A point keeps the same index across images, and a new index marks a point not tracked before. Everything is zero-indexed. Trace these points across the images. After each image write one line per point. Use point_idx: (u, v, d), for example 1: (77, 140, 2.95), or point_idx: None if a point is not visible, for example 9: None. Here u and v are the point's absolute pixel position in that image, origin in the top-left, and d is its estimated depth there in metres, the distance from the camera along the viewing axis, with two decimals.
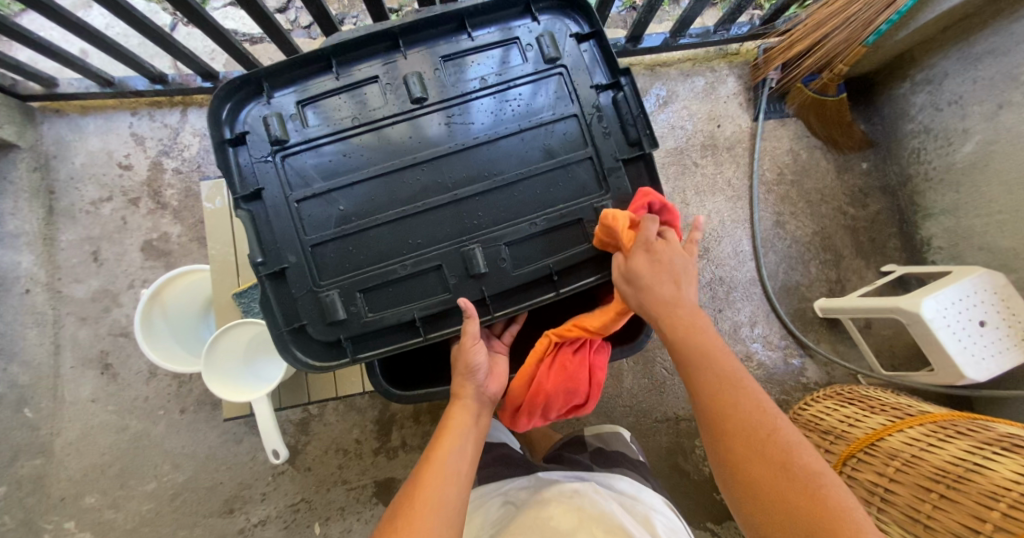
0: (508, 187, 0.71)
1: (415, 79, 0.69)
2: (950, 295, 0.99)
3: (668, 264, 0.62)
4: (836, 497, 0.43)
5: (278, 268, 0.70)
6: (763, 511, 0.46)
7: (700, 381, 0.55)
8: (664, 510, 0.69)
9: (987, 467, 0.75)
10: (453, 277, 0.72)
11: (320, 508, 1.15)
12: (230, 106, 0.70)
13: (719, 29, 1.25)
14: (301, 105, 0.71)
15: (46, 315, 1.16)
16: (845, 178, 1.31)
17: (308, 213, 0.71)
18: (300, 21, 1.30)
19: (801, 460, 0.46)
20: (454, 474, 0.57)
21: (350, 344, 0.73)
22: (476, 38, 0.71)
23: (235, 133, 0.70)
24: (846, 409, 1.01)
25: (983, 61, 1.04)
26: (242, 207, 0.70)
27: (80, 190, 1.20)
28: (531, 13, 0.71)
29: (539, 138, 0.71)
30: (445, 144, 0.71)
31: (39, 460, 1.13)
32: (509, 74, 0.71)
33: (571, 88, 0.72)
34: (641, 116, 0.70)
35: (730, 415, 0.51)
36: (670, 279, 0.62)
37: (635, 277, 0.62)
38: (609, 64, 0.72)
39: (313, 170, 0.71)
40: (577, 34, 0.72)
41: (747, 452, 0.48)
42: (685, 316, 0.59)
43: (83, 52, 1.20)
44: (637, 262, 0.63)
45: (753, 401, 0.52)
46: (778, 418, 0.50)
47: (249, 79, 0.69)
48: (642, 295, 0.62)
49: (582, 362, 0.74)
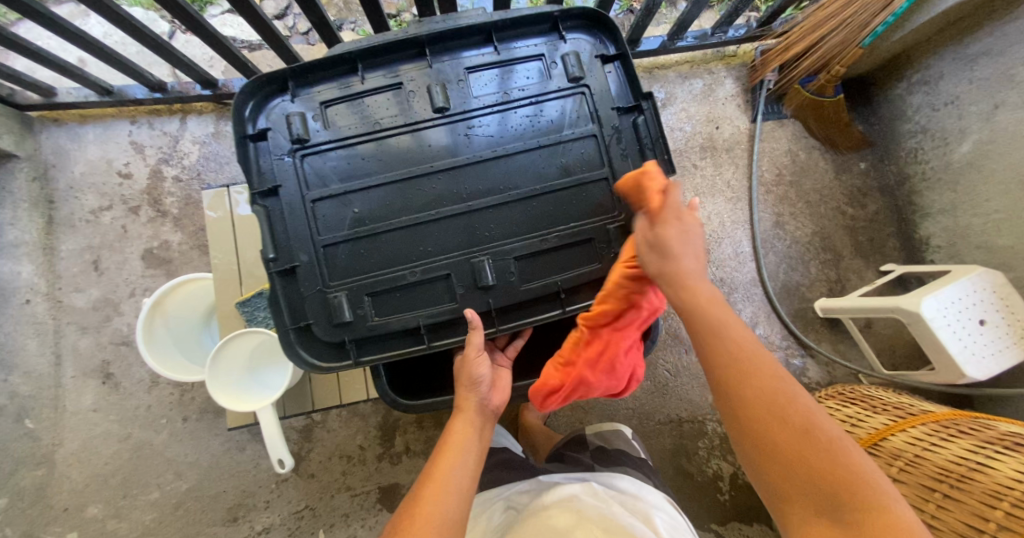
0: (521, 202, 0.71)
1: (439, 89, 0.70)
2: (950, 294, 0.99)
3: (696, 237, 0.55)
4: (856, 460, 0.44)
5: (288, 266, 0.70)
6: (784, 474, 0.46)
7: (720, 354, 0.50)
8: (666, 507, 0.68)
9: (990, 465, 0.75)
10: (461, 287, 0.72)
11: (324, 514, 1.15)
12: (254, 102, 0.71)
13: (716, 32, 1.26)
14: (323, 106, 0.71)
15: (45, 325, 1.16)
16: (844, 179, 1.32)
17: (322, 214, 0.71)
18: (299, 27, 1.30)
19: (820, 425, 0.46)
20: (457, 489, 0.57)
21: (354, 346, 0.73)
22: (500, 52, 0.71)
23: (257, 129, 0.70)
24: (847, 408, 1.02)
25: (978, 62, 1.05)
26: (258, 201, 0.70)
27: (80, 199, 1.19)
28: (558, 31, 0.72)
29: (557, 155, 0.72)
30: (462, 154, 0.71)
31: (40, 471, 1.12)
32: (528, 90, 0.72)
33: (591, 108, 0.72)
34: (660, 141, 0.70)
35: (749, 387, 0.48)
36: (692, 252, 0.55)
37: (661, 246, 0.55)
38: (631, 85, 0.73)
39: (331, 171, 0.71)
40: (603, 55, 0.72)
41: (769, 422, 0.47)
42: (705, 287, 0.53)
43: (82, 61, 1.20)
44: (665, 231, 0.55)
45: (768, 366, 0.49)
46: (795, 385, 0.49)
47: (275, 77, 0.69)
48: (665, 267, 0.54)
49: (630, 361, 0.71)
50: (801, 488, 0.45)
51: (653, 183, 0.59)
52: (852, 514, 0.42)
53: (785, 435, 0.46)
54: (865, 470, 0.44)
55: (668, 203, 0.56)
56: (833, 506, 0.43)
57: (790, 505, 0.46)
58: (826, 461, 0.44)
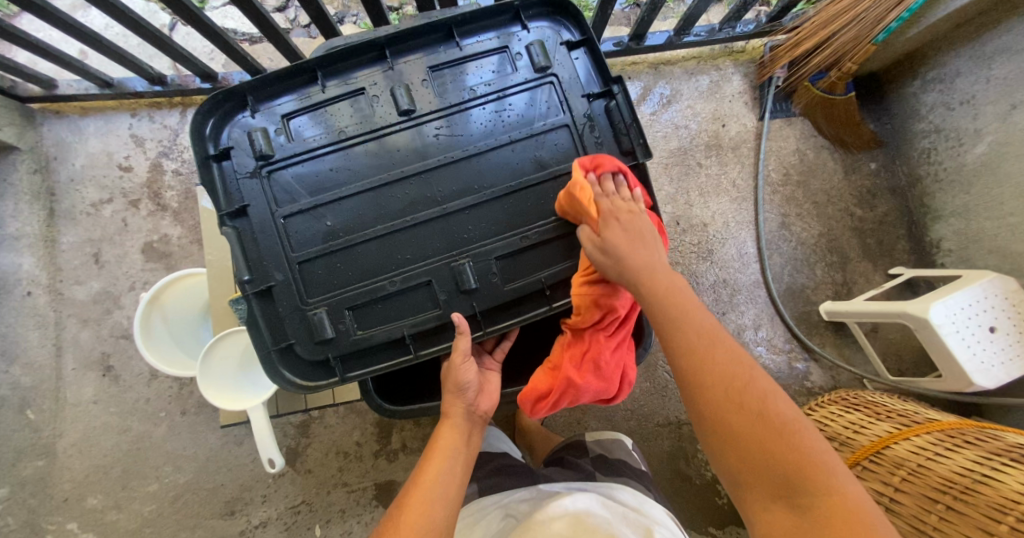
0: (498, 200, 0.70)
1: (403, 91, 0.68)
2: (960, 300, 0.96)
3: (639, 232, 0.60)
4: (808, 441, 0.43)
5: (265, 286, 0.69)
6: (743, 463, 0.44)
7: (676, 341, 0.51)
8: (669, 524, 0.67)
9: (995, 478, 0.73)
10: (443, 292, 0.71)
11: (321, 510, 1.15)
12: (213, 121, 0.69)
13: (725, 27, 1.22)
14: (286, 119, 0.70)
15: (47, 317, 1.17)
16: (853, 179, 1.29)
17: (294, 230, 0.70)
18: (300, 20, 1.28)
19: (775, 408, 0.45)
20: (442, 499, 0.56)
21: (339, 363, 0.72)
22: (464, 48, 0.70)
23: (219, 148, 0.69)
24: (850, 415, 1.00)
25: (996, 60, 1.02)
26: (228, 223, 0.69)
27: (80, 192, 1.20)
28: (521, 21, 0.70)
29: (529, 149, 0.70)
30: (433, 158, 0.70)
31: (41, 461, 1.14)
32: (497, 84, 0.70)
33: (562, 97, 0.71)
34: (633, 125, 0.68)
35: (706, 373, 0.48)
36: (642, 244, 0.59)
37: (612, 249, 0.59)
38: (600, 71, 0.71)
39: (298, 184, 0.70)
40: (568, 41, 0.70)
41: (727, 406, 0.46)
42: (662, 279, 0.56)
43: (82, 53, 1.20)
44: (613, 234, 0.60)
45: (728, 352, 0.49)
46: (751, 368, 0.48)
47: (231, 94, 0.68)
48: (623, 267, 0.57)
49: (617, 361, 0.69)
50: (758, 474, 0.43)
51: (582, 192, 0.61)
52: (804, 496, 0.41)
53: (741, 420, 0.45)
54: (816, 454, 0.42)
55: (605, 209, 0.61)
56: (786, 490, 0.42)
57: (748, 491, 0.45)
58: (779, 443, 0.43)
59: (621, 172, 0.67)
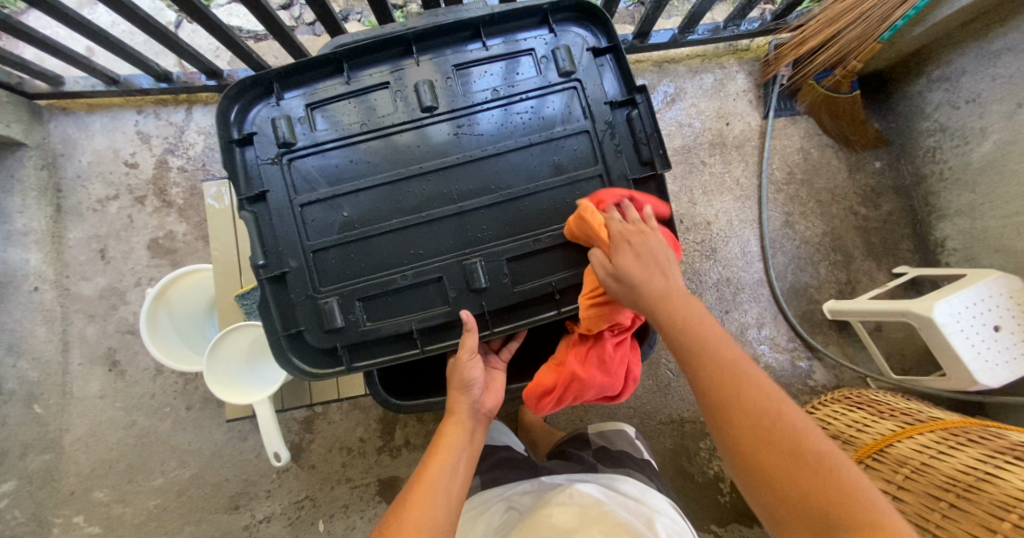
0: (514, 201, 0.70)
1: (426, 87, 0.68)
2: (965, 299, 0.96)
3: (652, 255, 0.58)
4: (849, 480, 0.41)
5: (279, 272, 0.70)
6: (779, 503, 0.42)
7: (701, 374, 0.50)
8: (670, 514, 0.67)
9: (998, 476, 0.73)
10: (454, 290, 0.71)
11: (324, 505, 1.16)
12: (239, 106, 0.70)
13: (730, 25, 1.22)
14: (311, 108, 0.70)
15: (54, 313, 1.17)
16: (857, 178, 1.29)
17: (311, 218, 0.71)
18: (305, 18, 1.29)
19: (811, 445, 0.43)
20: (446, 497, 0.56)
21: (346, 352, 0.73)
22: (489, 48, 0.70)
23: (243, 133, 0.70)
24: (853, 413, 1.00)
25: (1002, 58, 1.01)
26: (246, 207, 0.70)
27: (87, 188, 1.21)
28: (548, 24, 0.71)
29: (548, 153, 0.71)
30: (452, 154, 0.70)
31: (48, 455, 1.15)
32: (520, 86, 0.70)
33: (583, 103, 0.71)
34: (654, 135, 0.68)
35: (734, 408, 0.46)
36: (658, 269, 0.57)
37: (624, 275, 0.57)
38: (624, 79, 0.71)
39: (318, 174, 0.70)
40: (594, 48, 0.70)
41: (759, 444, 0.44)
42: (679, 304, 0.54)
43: (89, 50, 1.21)
44: (623, 258, 0.58)
45: (757, 385, 0.47)
46: (781, 401, 0.46)
47: (259, 80, 0.68)
48: (637, 295, 0.56)
49: (622, 357, 0.70)
50: (796, 515, 0.41)
51: (592, 217, 0.63)
52: None
53: (774, 457, 0.43)
54: (859, 492, 0.40)
55: (614, 231, 0.60)
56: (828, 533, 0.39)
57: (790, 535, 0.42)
58: (816, 481, 0.41)
59: (626, 197, 0.67)
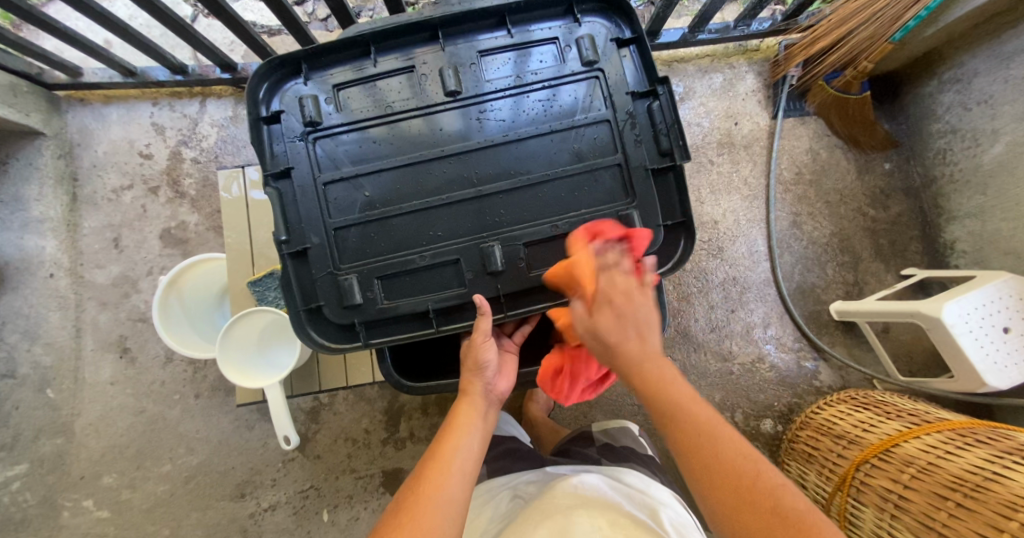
0: (533, 187, 0.71)
1: (451, 72, 0.69)
2: (973, 300, 0.96)
3: (632, 316, 0.53)
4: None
5: (300, 248, 0.71)
6: None
7: (678, 434, 0.46)
8: (675, 506, 0.66)
9: (1006, 476, 0.73)
10: (470, 272, 0.72)
11: (329, 495, 1.17)
12: (268, 85, 0.71)
13: (740, 24, 1.22)
14: (335, 89, 0.71)
15: (68, 299, 1.19)
16: (866, 179, 1.28)
17: (334, 196, 0.72)
18: (318, 13, 1.30)
19: (791, 502, 0.40)
20: (461, 469, 0.57)
21: (364, 329, 0.74)
22: (514, 36, 0.71)
23: (271, 111, 0.71)
24: (859, 414, 1.00)
25: (1015, 59, 1.01)
26: (271, 183, 0.71)
27: (102, 178, 1.23)
28: (573, 14, 0.71)
29: (568, 141, 0.71)
30: (473, 139, 0.71)
31: (59, 439, 1.17)
32: (541, 73, 0.71)
33: (605, 92, 0.71)
34: (675, 126, 0.69)
35: (712, 469, 0.43)
36: (635, 330, 0.53)
37: (598, 335, 0.54)
38: (647, 71, 0.71)
39: (342, 154, 0.72)
40: (618, 39, 0.71)
41: (741, 508, 0.40)
42: (651, 366, 0.51)
43: (108, 42, 1.23)
44: (600, 318, 0.54)
45: (735, 446, 0.44)
46: (759, 461, 0.43)
47: (289, 59, 0.70)
48: (611, 356, 0.53)
49: None
50: None
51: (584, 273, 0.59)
52: None
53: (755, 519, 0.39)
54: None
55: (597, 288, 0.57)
56: None
57: None
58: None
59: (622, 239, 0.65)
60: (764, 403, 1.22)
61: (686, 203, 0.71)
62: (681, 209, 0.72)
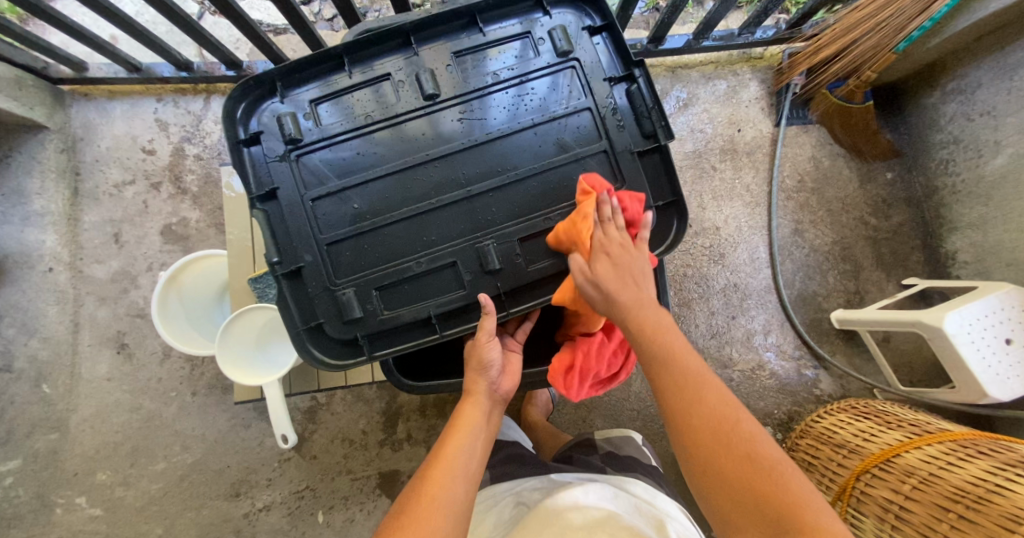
0: (521, 182, 0.71)
1: (428, 76, 0.69)
2: (975, 310, 0.95)
3: (628, 269, 0.59)
4: (797, 485, 0.40)
5: (294, 267, 0.71)
6: (730, 502, 0.41)
7: (665, 378, 0.50)
8: (680, 518, 0.66)
9: (1007, 488, 0.72)
10: (468, 274, 0.72)
11: (324, 496, 1.16)
12: (245, 105, 0.71)
13: (744, 32, 1.23)
14: (313, 104, 0.71)
15: (66, 294, 1.19)
16: (869, 189, 1.28)
17: (322, 212, 0.71)
18: (325, 13, 1.31)
19: (763, 449, 0.43)
20: (464, 468, 0.57)
21: (366, 342, 0.74)
22: (487, 34, 0.70)
23: (249, 133, 0.71)
24: (860, 423, 1.00)
25: (1018, 71, 1.01)
26: (258, 206, 0.71)
27: (105, 173, 1.22)
28: (542, 7, 0.71)
29: (552, 132, 0.71)
30: (457, 141, 0.71)
31: (54, 435, 1.16)
32: (519, 71, 0.71)
33: (584, 82, 0.71)
34: (655, 108, 0.69)
35: (698, 412, 0.46)
36: (632, 281, 0.58)
37: (599, 286, 0.58)
38: (621, 56, 0.72)
39: (326, 168, 0.71)
40: (590, 27, 0.71)
41: (712, 444, 0.44)
42: (650, 315, 0.55)
43: (113, 38, 1.23)
44: (600, 268, 0.59)
45: (716, 391, 0.47)
46: (740, 410, 0.46)
47: (262, 79, 0.69)
48: (608, 303, 0.58)
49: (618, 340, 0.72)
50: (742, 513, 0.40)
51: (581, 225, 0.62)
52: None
53: (728, 459, 0.43)
54: (807, 500, 0.39)
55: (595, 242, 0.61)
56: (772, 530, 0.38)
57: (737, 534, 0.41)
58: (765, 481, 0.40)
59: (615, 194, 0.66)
60: (763, 411, 1.21)
61: (675, 183, 0.71)
62: (671, 190, 0.72)
